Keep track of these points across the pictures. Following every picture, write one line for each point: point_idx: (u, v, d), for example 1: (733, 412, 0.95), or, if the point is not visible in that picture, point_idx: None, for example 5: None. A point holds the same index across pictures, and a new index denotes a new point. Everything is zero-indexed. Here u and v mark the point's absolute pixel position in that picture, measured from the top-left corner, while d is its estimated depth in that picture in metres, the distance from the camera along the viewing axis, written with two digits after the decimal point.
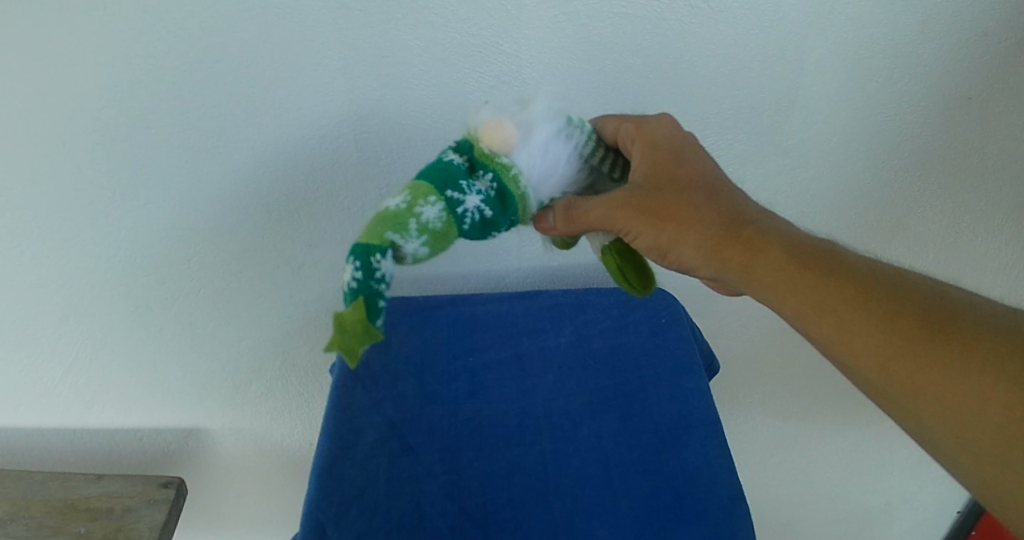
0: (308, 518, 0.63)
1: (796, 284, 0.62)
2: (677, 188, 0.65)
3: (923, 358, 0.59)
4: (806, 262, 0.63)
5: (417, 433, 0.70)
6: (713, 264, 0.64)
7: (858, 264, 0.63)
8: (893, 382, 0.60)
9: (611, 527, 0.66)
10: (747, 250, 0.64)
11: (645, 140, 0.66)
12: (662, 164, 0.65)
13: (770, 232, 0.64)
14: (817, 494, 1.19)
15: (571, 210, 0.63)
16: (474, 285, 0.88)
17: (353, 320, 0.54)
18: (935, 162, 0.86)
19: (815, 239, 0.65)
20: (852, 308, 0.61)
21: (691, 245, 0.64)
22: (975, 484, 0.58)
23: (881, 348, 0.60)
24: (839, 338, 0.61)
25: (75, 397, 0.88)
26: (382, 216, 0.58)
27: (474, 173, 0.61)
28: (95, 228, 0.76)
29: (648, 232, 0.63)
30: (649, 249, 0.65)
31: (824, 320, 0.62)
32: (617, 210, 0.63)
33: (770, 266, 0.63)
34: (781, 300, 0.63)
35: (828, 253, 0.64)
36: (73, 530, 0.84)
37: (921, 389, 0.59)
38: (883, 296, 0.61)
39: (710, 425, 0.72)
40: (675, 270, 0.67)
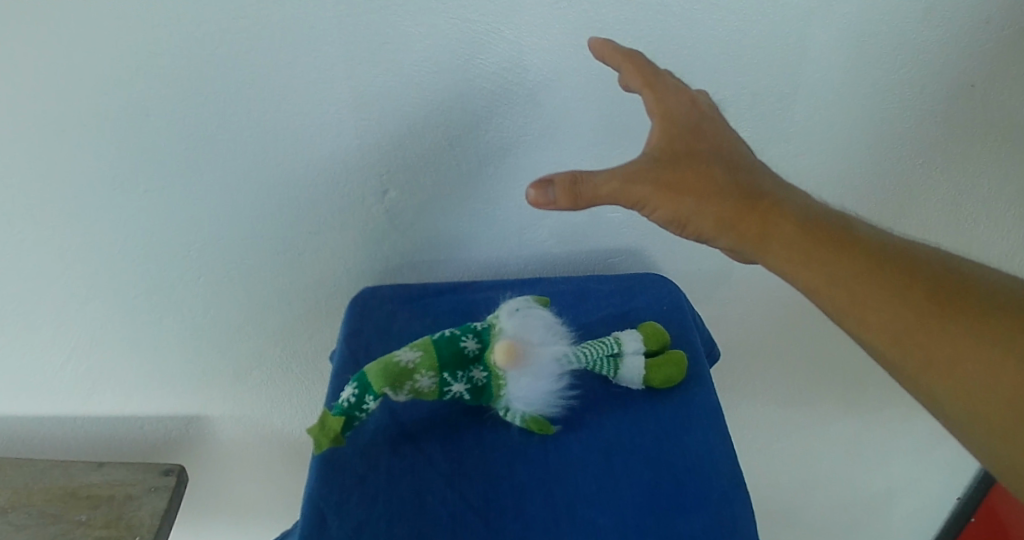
0: (308, 506, 0.63)
1: (810, 257, 0.62)
2: (692, 158, 0.64)
3: (934, 329, 0.59)
4: (821, 235, 0.62)
5: (419, 421, 0.70)
6: (729, 235, 0.63)
7: (871, 238, 0.63)
8: (907, 354, 0.60)
9: (612, 515, 0.64)
10: (763, 222, 0.63)
11: (661, 114, 0.66)
12: (679, 136, 0.65)
13: (785, 204, 0.63)
14: (818, 480, 1.20)
15: (577, 185, 0.60)
16: (476, 271, 0.88)
17: (334, 425, 0.64)
18: (937, 149, 0.86)
19: (828, 212, 0.64)
20: (866, 281, 0.61)
21: (709, 215, 0.63)
22: (987, 455, 0.58)
23: (893, 320, 0.60)
24: (851, 309, 0.61)
25: (77, 385, 0.88)
26: (388, 361, 0.64)
27: (473, 362, 0.66)
28: (93, 215, 0.76)
29: (664, 203, 0.62)
30: (666, 222, 0.63)
31: (838, 293, 0.61)
32: (631, 184, 0.62)
33: (785, 240, 0.62)
34: (795, 272, 0.62)
35: (842, 226, 0.63)
36: (74, 518, 0.85)
37: (929, 356, 0.59)
38: (894, 268, 0.61)
39: (711, 413, 0.70)
40: (692, 239, 0.65)
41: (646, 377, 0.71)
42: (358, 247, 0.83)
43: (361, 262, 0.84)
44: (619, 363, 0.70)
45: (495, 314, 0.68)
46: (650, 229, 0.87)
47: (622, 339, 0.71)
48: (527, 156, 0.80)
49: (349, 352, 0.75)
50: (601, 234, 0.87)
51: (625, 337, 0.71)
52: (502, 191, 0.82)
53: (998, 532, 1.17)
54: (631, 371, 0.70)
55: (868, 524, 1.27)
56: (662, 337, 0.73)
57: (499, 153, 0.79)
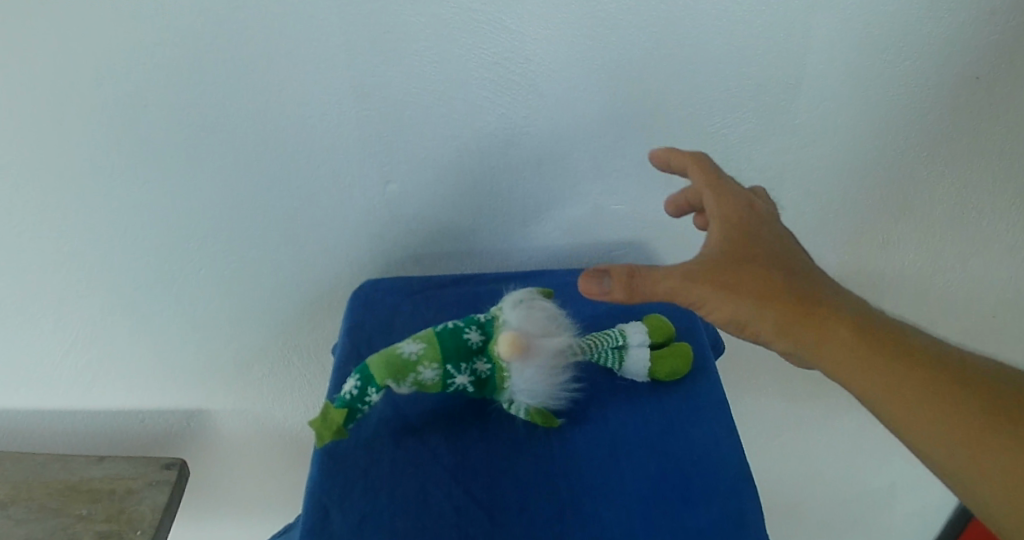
0: (311, 499, 0.63)
1: (869, 362, 0.62)
2: (752, 259, 0.65)
3: (987, 442, 0.59)
4: (875, 336, 0.63)
5: (421, 413, 0.69)
6: (787, 339, 0.64)
7: (922, 343, 0.64)
8: (963, 465, 0.60)
9: (618, 508, 0.63)
10: (820, 326, 0.63)
11: (717, 211, 0.68)
12: (736, 237, 0.67)
13: (840, 305, 0.64)
14: (821, 474, 1.19)
15: (634, 277, 0.62)
16: (478, 264, 0.87)
17: (335, 418, 0.63)
18: (942, 141, 0.85)
19: (880, 314, 0.65)
20: (919, 383, 0.61)
21: (767, 320, 0.64)
22: None
23: (947, 429, 0.60)
24: (898, 409, 0.62)
25: (77, 378, 0.88)
26: (391, 353, 0.64)
27: (477, 354, 0.65)
28: (92, 208, 0.75)
29: (723, 302, 0.63)
30: (724, 322, 0.64)
31: (891, 401, 0.62)
32: (691, 282, 0.63)
33: (840, 342, 0.63)
34: (850, 378, 0.63)
35: (895, 329, 0.64)
36: (74, 513, 0.84)
37: (983, 464, 0.59)
38: (939, 372, 0.62)
39: (717, 405, 0.70)
40: (748, 341, 0.66)
41: (650, 370, 0.70)
42: (359, 240, 0.83)
43: (362, 254, 0.84)
44: (624, 355, 0.70)
45: (499, 305, 0.67)
46: (653, 220, 0.86)
47: (626, 331, 0.71)
48: (530, 149, 0.79)
49: (351, 344, 0.74)
50: (604, 227, 0.86)
51: (630, 329, 0.71)
52: (505, 183, 0.81)
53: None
54: (636, 362, 0.70)
55: (873, 519, 1.27)
56: (668, 330, 0.72)
57: (501, 145, 0.79)
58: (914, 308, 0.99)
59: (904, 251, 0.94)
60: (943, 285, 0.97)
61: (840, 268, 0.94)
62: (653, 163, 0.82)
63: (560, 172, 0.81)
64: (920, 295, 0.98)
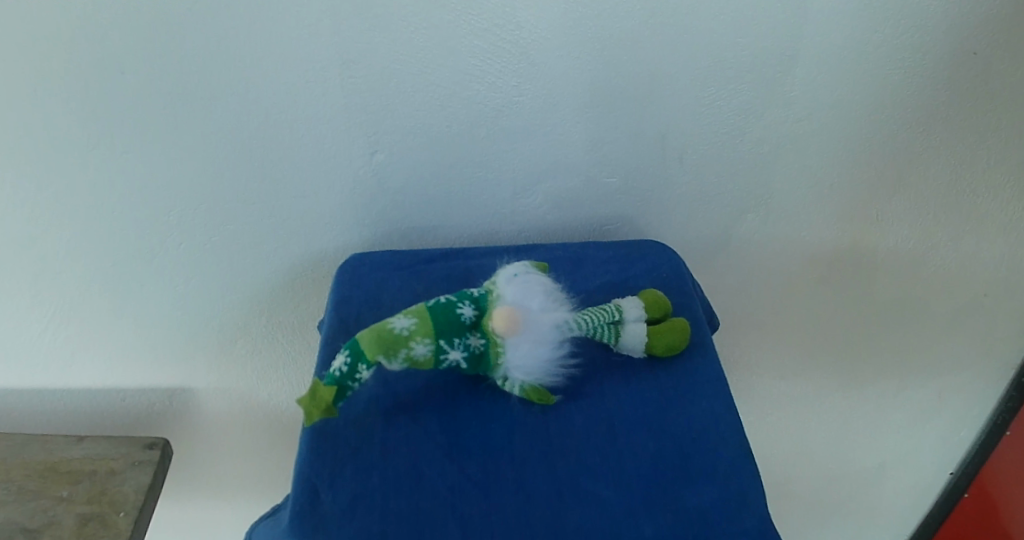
0: (301, 480, 0.61)
1: None
2: None
3: None
4: None
5: (413, 391, 0.67)
6: None
7: None
8: None
9: (616, 487, 0.61)
10: None
11: None
12: None
13: None
14: (812, 452, 1.19)
15: None
16: (467, 239, 0.85)
17: (325, 396, 0.61)
18: (939, 116, 0.83)
19: None
20: None
21: None
22: None
23: None
24: None
25: (55, 356, 0.86)
26: (382, 329, 0.62)
27: (471, 330, 0.64)
28: (70, 176, 0.73)
29: None
30: None
31: None
32: None
33: None
34: None
35: None
36: (55, 494, 0.82)
37: None
38: None
39: (715, 382, 0.68)
40: None
41: (648, 345, 0.68)
42: (346, 213, 0.80)
43: (349, 228, 0.81)
44: (621, 330, 0.68)
45: (494, 280, 0.66)
46: (647, 193, 0.84)
47: (622, 306, 0.69)
48: (521, 118, 0.77)
49: (339, 320, 0.72)
50: (597, 200, 0.84)
51: (626, 304, 0.69)
52: (496, 155, 0.79)
53: (993, 509, 1.15)
54: (633, 337, 0.68)
55: (864, 500, 1.26)
56: (663, 305, 0.70)
57: (491, 115, 0.76)
58: (907, 286, 0.98)
59: (899, 228, 0.92)
60: (938, 263, 0.96)
61: (835, 244, 0.93)
62: (647, 134, 0.80)
63: (552, 142, 0.79)
64: (914, 273, 0.97)
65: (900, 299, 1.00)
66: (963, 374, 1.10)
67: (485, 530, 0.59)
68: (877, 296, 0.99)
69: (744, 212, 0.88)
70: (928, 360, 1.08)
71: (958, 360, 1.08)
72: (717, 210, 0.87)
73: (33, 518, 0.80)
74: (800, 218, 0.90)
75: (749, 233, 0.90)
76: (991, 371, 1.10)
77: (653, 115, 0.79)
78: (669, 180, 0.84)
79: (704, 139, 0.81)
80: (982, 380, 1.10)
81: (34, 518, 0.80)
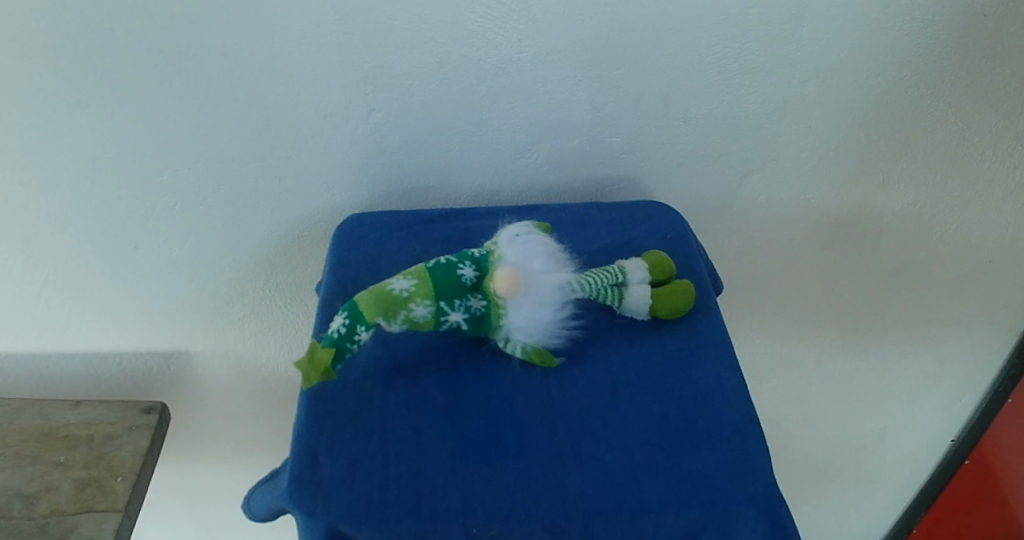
0: (299, 444, 0.60)
1: None
2: None
3: None
4: None
5: (413, 354, 0.66)
6: None
7: None
8: None
9: (619, 451, 0.60)
10: None
11: None
12: None
13: None
14: (813, 416, 1.18)
15: None
16: (467, 200, 0.83)
17: (323, 358, 0.60)
18: (950, 76, 0.81)
19: None
20: None
21: None
22: None
23: None
24: None
25: (49, 320, 0.84)
26: (381, 290, 0.60)
27: (471, 292, 0.62)
28: (59, 135, 0.71)
29: None
30: None
31: None
32: None
33: None
34: None
35: None
36: (51, 459, 0.81)
37: None
38: None
39: (720, 346, 0.67)
40: None
41: (651, 307, 0.67)
42: (342, 174, 0.78)
43: (346, 189, 0.80)
44: (624, 292, 0.67)
45: (495, 240, 0.64)
46: (650, 154, 0.83)
47: (626, 268, 0.68)
48: (522, 76, 0.75)
49: (336, 282, 0.71)
50: (599, 160, 0.82)
51: (630, 266, 0.68)
52: (496, 114, 0.77)
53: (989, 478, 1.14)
54: (637, 298, 0.67)
55: (864, 465, 1.26)
56: (668, 267, 0.69)
57: (491, 72, 0.74)
58: (913, 250, 0.97)
59: (906, 191, 0.91)
60: (944, 228, 0.95)
61: (841, 207, 0.91)
62: (651, 93, 0.78)
63: (553, 101, 0.77)
64: (919, 238, 0.95)
65: (905, 264, 0.98)
66: (966, 340, 1.09)
67: (487, 496, 0.58)
68: (882, 260, 0.98)
69: (749, 174, 0.86)
70: (932, 325, 1.07)
71: (961, 326, 1.07)
72: (721, 171, 0.86)
73: (29, 484, 0.80)
74: (806, 180, 0.88)
75: (753, 195, 0.88)
76: (994, 337, 1.09)
77: (657, 73, 0.77)
78: (673, 140, 0.82)
79: (709, 99, 0.79)
80: (985, 345, 1.09)
81: (31, 484, 0.80)
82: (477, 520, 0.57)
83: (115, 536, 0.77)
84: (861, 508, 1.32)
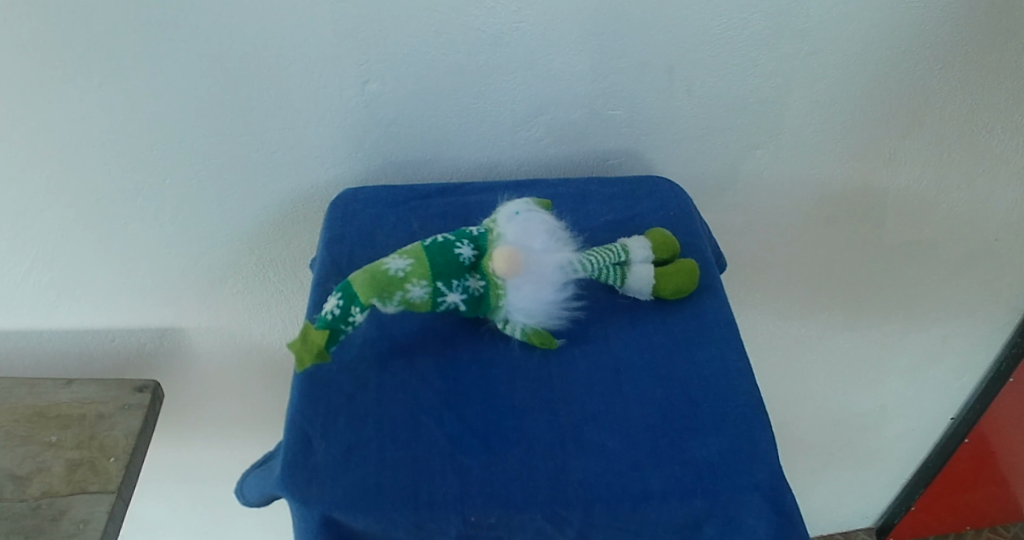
0: (293, 429, 0.59)
1: None
2: None
3: None
4: None
5: (410, 335, 0.64)
6: None
7: None
8: None
9: (621, 437, 0.59)
10: None
11: None
12: None
13: None
14: (816, 395, 1.17)
15: None
16: (464, 175, 0.81)
17: (317, 340, 0.58)
18: (962, 47, 0.79)
19: None
20: None
21: None
22: None
23: None
24: None
25: (39, 297, 0.82)
26: (376, 270, 0.59)
27: (469, 271, 0.61)
28: (44, 108, 0.69)
29: None
30: None
31: None
32: None
33: None
34: None
35: None
36: (43, 439, 0.80)
37: None
38: None
39: (725, 327, 0.65)
40: None
41: (655, 287, 0.65)
42: (336, 148, 0.76)
43: (340, 164, 0.77)
44: (627, 271, 0.65)
45: (494, 218, 0.62)
46: (653, 127, 0.80)
47: (629, 246, 0.66)
48: (521, 46, 0.72)
49: (331, 260, 0.69)
50: (600, 134, 0.80)
51: (632, 244, 0.66)
52: (494, 87, 0.74)
53: (988, 456, 1.18)
54: (640, 278, 0.65)
55: (866, 442, 1.25)
56: (671, 246, 0.67)
57: (489, 42, 0.72)
58: (919, 227, 0.95)
59: (914, 166, 0.88)
60: (951, 204, 0.93)
61: (847, 183, 0.89)
62: (654, 65, 0.76)
63: (553, 72, 0.75)
64: (925, 214, 0.93)
65: (911, 241, 0.97)
66: (971, 317, 1.08)
67: (485, 483, 0.57)
68: (888, 237, 0.96)
69: (754, 149, 0.84)
70: (936, 302, 1.05)
71: (965, 303, 1.06)
72: (726, 146, 0.83)
73: (21, 465, 0.78)
74: (812, 155, 0.86)
75: (758, 169, 0.86)
76: (999, 314, 1.07)
77: (660, 45, 0.74)
78: (676, 114, 0.80)
79: (714, 72, 0.77)
80: (989, 322, 1.08)
81: (23, 465, 0.78)
82: (476, 507, 0.56)
83: (109, 517, 0.76)
84: (862, 485, 1.31)
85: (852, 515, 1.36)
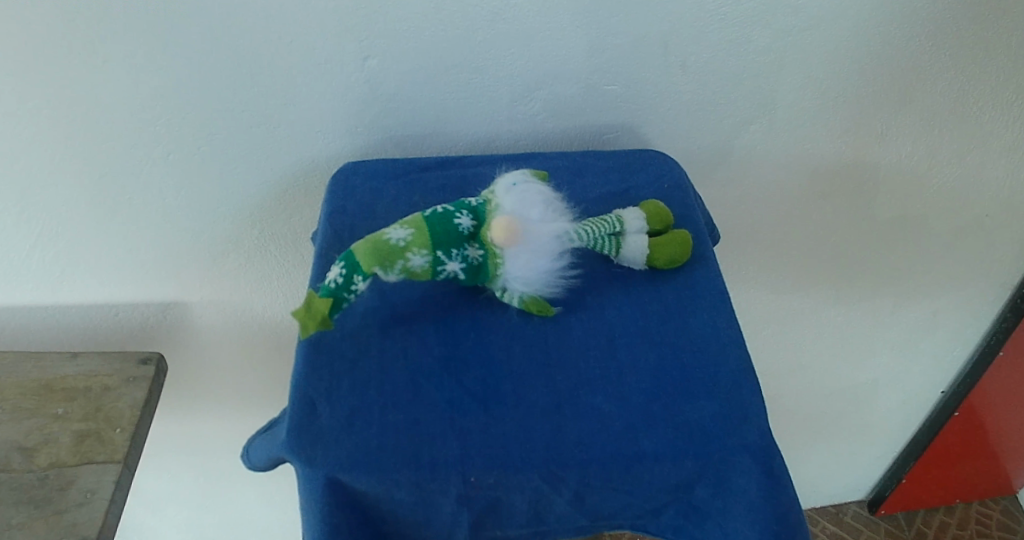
0: (298, 394, 0.60)
1: None
2: None
3: None
4: None
5: (410, 304, 0.66)
6: None
7: None
8: None
9: (616, 400, 0.61)
10: None
11: None
12: None
13: None
14: (809, 368, 1.18)
15: None
16: (463, 148, 0.82)
17: (320, 308, 0.60)
18: (952, 24, 0.80)
19: None
20: None
21: None
22: None
23: None
24: None
25: (45, 272, 0.84)
26: (377, 241, 0.60)
27: (468, 241, 0.62)
28: (48, 86, 0.70)
29: None
30: None
31: None
32: None
33: None
34: None
35: None
36: (51, 412, 0.82)
37: None
38: None
39: (717, 296, 0.67)
40: None
41: (648, 257, 0.67)
42: (336, 123, 0.77)
43: (340, 138, 0.79)
44: (622, 242, 0.67)
45: (492, 190, 0.64)
46: (648, 102, 0.81)
47: (624, 218, 0.67)
48: (518, 23, 0.73)
49: (333, 231, 0.70)
50: (597, 109, 0.81)
51: (628, 216, 0.68)
52: (492, 61, 0.75)
53: (977, 428, 1.22)
54: (635, 249, 0.67)
55: (858, 414, 1.27)
56: (665, 217, 0.69)
57: (487, 19, 0.73)
58: (909, 201, 0.96)
59: (904, 142, 0.90)
60: (940, 180, 0.94)
61: (839, 158, 0.90)
62: (648, 42, 0.77)
63: (550, 48, 0.76)
64: (916, 189, 0.95)
65: (902, 215, 0.98)
66: (959, 292, 1.10)
67: (484, 445, 0.58)
68: (879, 211, 0.97)
69: (748, 123, 0.85)
70: (926, 277, 1.07)
71: (954, 278, 1.08)
72: (719, 121, 0.85)
73: (29, 437, 0.80)
74: (805, 130, 0.87)
75: (751, 144, 0.88)
76: (987, 289, 1.09)
77: (656, 20, 0.75)
78: (671, 89, 0.81)
79: (708, 48, 0.78)
80: (977, 296, 1.10)
81: (30, 437, 0.80)
82: (475, 468, 0.57)
83: (115, 486, 0.78)
84: (854, 457, 1.34)
85: (844, 488, 1.39)
